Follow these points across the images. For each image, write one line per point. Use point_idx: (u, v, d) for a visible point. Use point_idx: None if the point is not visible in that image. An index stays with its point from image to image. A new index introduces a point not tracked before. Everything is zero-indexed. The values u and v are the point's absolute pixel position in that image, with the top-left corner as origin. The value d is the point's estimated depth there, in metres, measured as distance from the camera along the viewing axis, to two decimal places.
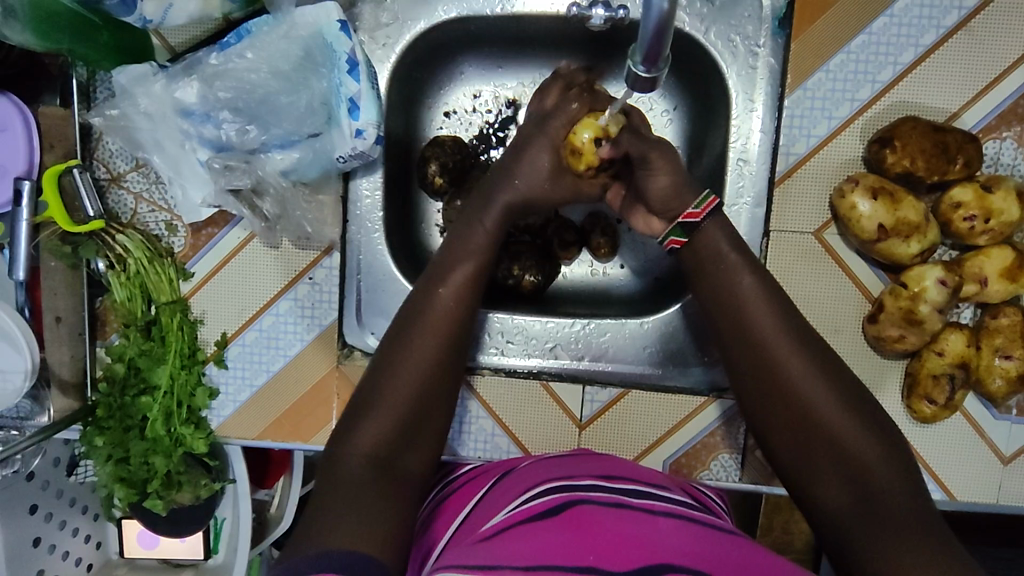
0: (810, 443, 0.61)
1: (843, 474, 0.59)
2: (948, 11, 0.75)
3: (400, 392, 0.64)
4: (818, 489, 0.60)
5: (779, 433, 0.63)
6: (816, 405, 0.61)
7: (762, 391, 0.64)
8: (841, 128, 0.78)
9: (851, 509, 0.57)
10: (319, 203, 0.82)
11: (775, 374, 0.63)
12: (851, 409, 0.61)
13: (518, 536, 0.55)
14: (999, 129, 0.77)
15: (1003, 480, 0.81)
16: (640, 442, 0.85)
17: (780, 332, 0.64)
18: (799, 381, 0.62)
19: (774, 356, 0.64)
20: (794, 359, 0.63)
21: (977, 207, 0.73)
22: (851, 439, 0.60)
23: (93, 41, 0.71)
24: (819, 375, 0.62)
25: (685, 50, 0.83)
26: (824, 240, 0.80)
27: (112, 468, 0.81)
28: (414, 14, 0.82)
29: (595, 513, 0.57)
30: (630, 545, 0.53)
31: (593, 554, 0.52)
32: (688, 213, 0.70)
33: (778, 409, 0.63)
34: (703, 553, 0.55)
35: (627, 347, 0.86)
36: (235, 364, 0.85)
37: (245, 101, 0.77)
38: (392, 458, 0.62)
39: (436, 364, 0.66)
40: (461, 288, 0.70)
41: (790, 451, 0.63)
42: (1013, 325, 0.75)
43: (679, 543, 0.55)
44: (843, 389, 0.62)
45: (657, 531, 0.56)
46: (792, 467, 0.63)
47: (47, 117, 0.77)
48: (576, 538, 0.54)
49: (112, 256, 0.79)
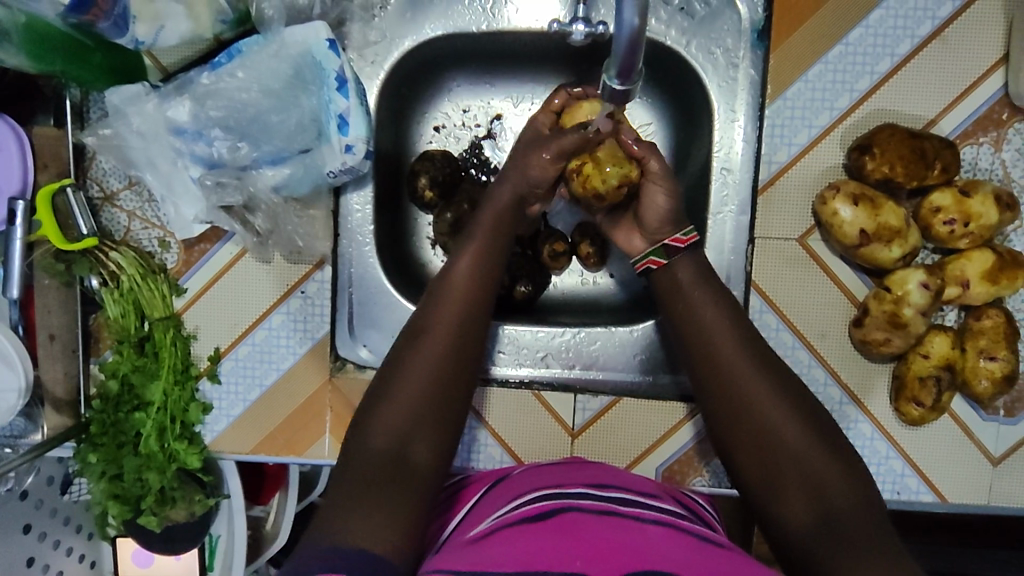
0: (771, 462, 0.61)
1: (808, 493, 0.58)
2: (922, 21, 0.77)
3: (413, 391, 0.63)
4: (776, 507, 0.60)
5: (744, 452, 0.63)
6: (778, 426, 0.62)
7: (726, 410, 0.64)
8: (822, 137, 0.80)
9: (811, 523, 0.57)
10: (310, 218, 0.83)
11: (739, 396, 0.64)
12: (816, 430, 0.62)
13: (506, 542, 0.55)
14: (975, 134, 0.78)
15: (993, 481, 0.82)
16: (632, 450, 0.86)
17: (749, 358, 0.65)
18: (764, 402, 0.63)
19: (737, 377, 0.65)
20: (758, 383, 0.64)
21: (956, 211, 0.74)
22: (815, 459, 0.60)
23: (87, 63, 0.73)
24: (783, 397, 0.63)
25: (668, 63, 0.85)
26: (808, 246, 0.81)
27: (105, 485, 0.82)
28: (402, 32, 0.83)
29: (583, 522, 0.58)
30: (617, 554, 0.54)
31: (580, 561, 0.52)
32: (674, 239, 0.73)
33: (741, 429, 0.63)
34: (691, 560, 0.55)
35: (617, 354, 0.87)
36: (228, 379, 0.85)
37: (236, 120, 0.78)
38: (405, 450, 0.60)
39: (448, 358, 0.65)
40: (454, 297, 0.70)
41: (754, 470, 0.62)
42: (996, 326, 0.77)
43: (667, 551, 0.55)
44: (808, 408, 0.63)
45: (647, 540, 0.57)
46: (756, 489, 0.62)
47: (42, 137, 0.78)
48: (562, 544, 0.54)
49: (105, 273, 0.80)
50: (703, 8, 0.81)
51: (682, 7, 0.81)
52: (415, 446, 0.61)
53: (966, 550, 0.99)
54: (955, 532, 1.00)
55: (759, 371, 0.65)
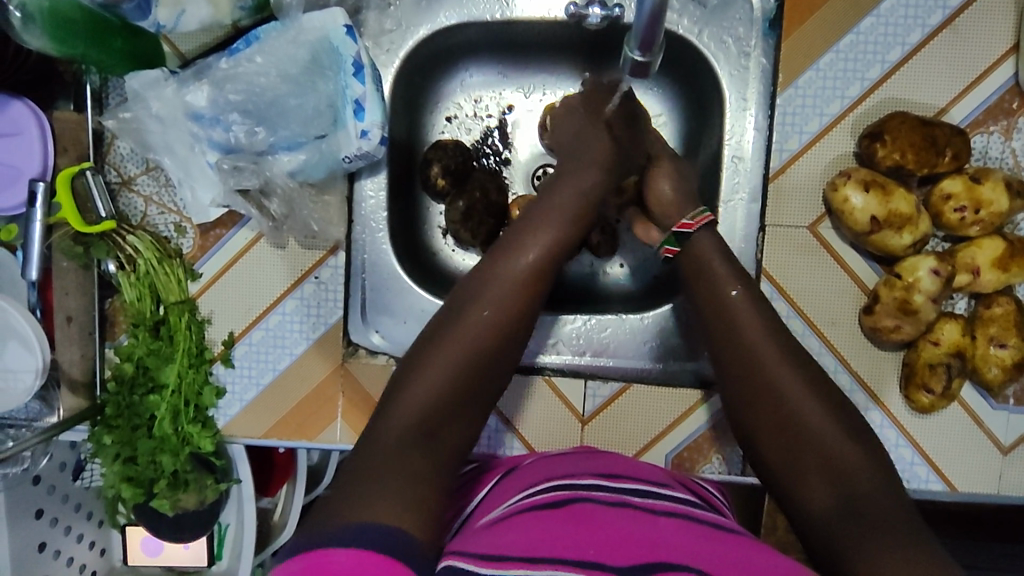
0: (792, 448, 0.61)
1: (830, 479, 0.58)
2: (932, 10, 0.78)
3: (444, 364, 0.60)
4: (800, 491, 0.59)
5: (767, 438, 0.63)
6: (801, 413, 0.62)
7: (750, 395, 0.65)
8: (833, 125, 0.80)
9: (834, 507, 0.56)
10: (324, 203, 0.84)
11: (763, 383, 0.64)
12: (840, 418, 0.61)
13: (519, 530, 0.55)
14: (986, 123, 0.79)
15: (1003, 470, 0.82)
16: (642, 436, 0.86)
17: (765, 343, 0.66)
18: (788, 387, 0.63)
19: (761, 364, 0.65)
20: (784, 372, 0.64)
21: (967, 198, 0.75)
22: (836, 445, 0.59)
23: (109, 47, 0.73)
24: (805, 387, 0.63)
25: (680, 52, 0.86)
26: (819, 233, 0.81)
27: (119, 467, 0.83)
28: (417, 20, 0.84)
29: (597, 511, 0.58)
30: (632, 542, 0.54)
31: (592, 549, 0.52)
32: (682, 225, 0.76)
33: (764, 414, 0.63)
34: (705, 547, 0.55)
35: (627, 342, 0.88)
36: (242, 363, 0.86)
37: (255, 103, 0.79)
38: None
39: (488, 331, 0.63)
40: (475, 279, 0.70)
41: (777, 455, 0.62)
42: (1006, 314, 0.77)
43: (680, 540, 0.56)
44: (829, 392, 0.63)
45: (659, 531, 0.56)
46: (779, 474, 0.62)
47: (62, 121, 0.79)
48: (577, 530, 0.55)
49: (122, 257, 0.81)
50: None
51: None
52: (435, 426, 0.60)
53: (974, 543, 0.99)
54: (963, 525, 1.00)
55: (784, 359, 0.65)
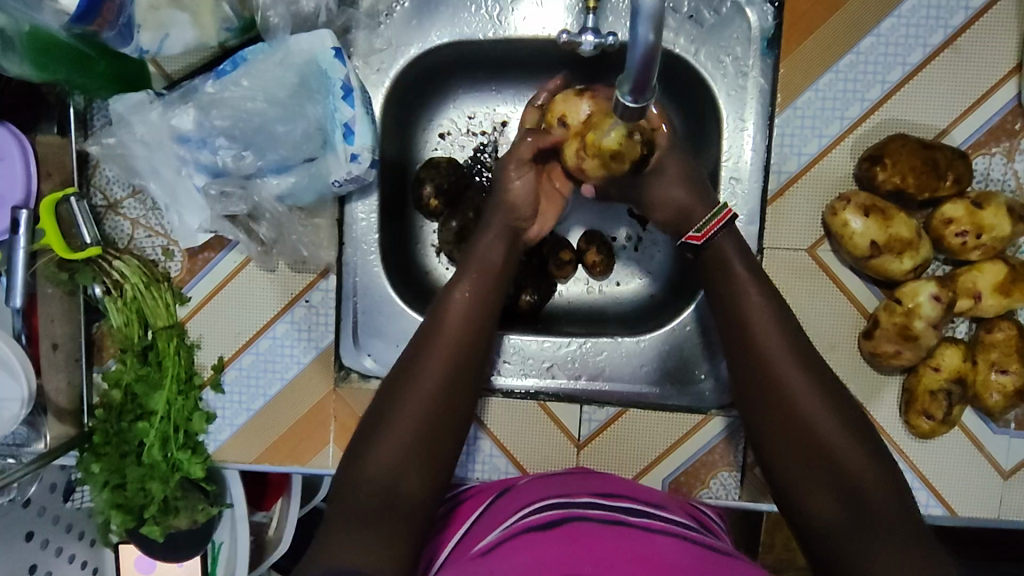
0: (804, 459, 0.62)
1: (838, 491, 0.60)
2: (933, 30, 0.76)
3: (413, 411, 0.63)
4: (803, 495, 0.62)
5: (778, 443, 0.64)
6: (813, 420, 0.62)
7: (763, 400, 0.65)
8: (832, 146, 0.79)
9: (841, 518, 0.59)
10: (314, 227, 0.83)
11: (776, 392, 0.64)
12: (851, 430, 0.62)
13: (516, 553, 0.55)
14: (988, 145, 0.77)
15: (1003, 495, 0.81)
16: (638, 461, 0.85)
17: (784, 355, 0.65)
18: (801, 396, 0.63)
19: (773, 373, 0.65)
20: (798, 380, 0.64)
21: (969, 223, 0.73)
22: (848, 457, 0.61)
23: (91, 72, 0.72)
24: (818, 393, 0.63)
25: (676, 71, 0.85)
26: (817, 256, 0.80)
27: (108, 494, 0.81)
28: (407, 39, 0.83)
29: (592, 530, 0.57)
30: (628, 559, 0.54)
31: (590, 565, 0.53)
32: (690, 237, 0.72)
33: (774, 421, 0.64)
34: (700, 570, 0.54)
35: (623, 365, 0.86)
36: (232, 389, 0.85)
37: (241, 130, 0.76)
38: (397, 480, 0.61)
39: (448, 370, 0.66)
40: (462, 312, 0.69)
41: (787, 462, 0.63)
42: (1008, 339, 0.76)
43: (673, 562, 0.55)
44: (842, 403, 0.64)
45: (656, 550, 0.56)
46: (786, 479, 0.63)
47: (45, 146, 0.77)
48: (576, 551, 0.55)
49: (109, 282, 0.80)
50: (713, 16, 0.80)
51: (691, 15, 0.81)
52: (411, 465, 0.62)
53: (974, 561, 0.98)
54: (962, 544, 0.99)
55: (799, 369, 0.64)
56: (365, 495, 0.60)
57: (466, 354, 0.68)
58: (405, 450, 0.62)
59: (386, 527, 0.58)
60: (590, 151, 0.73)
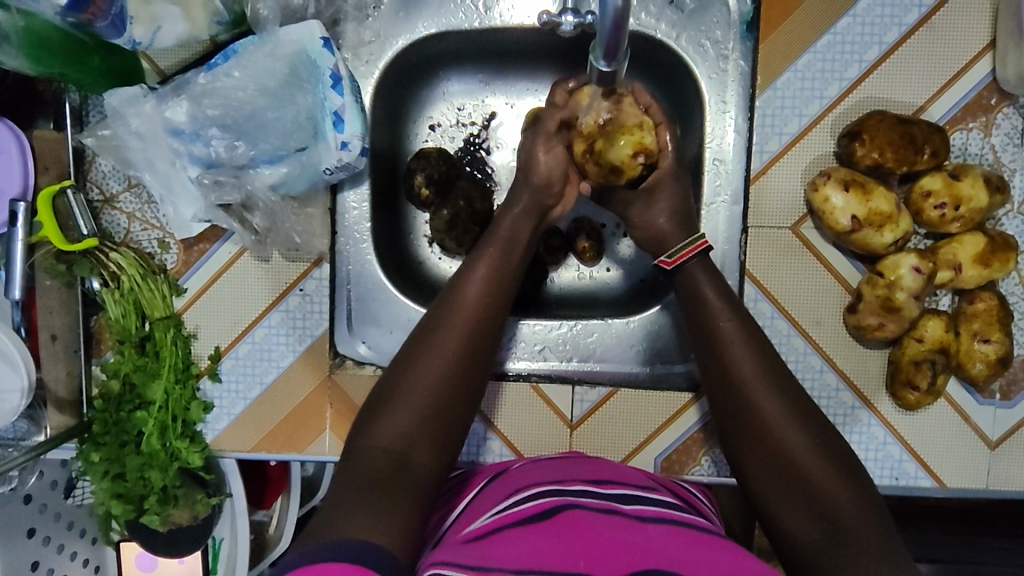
0: (784, 482, 0.61)
1: (815, 512, 0.59)
2: (908, 9, 0.78)
3: (419, 390, 0.64)
4: (780, 515, 0.61)
5: (757, 468, 0.63)
6: (787, 441, 0.62)
7: (741, 425, 0.65)
8: (812, 125, 0.80)
9: (818, 539, 0.58)
10: (307, 216, 0.84)
11: (749, 413, 0.64)
12: (830, 452, 0.62)
13: (506, 545, 0.55)
14: (965, 120, 0.79)
15: (991, 465, 0.82)
16: (629, 441, 0.86)
17: (758, 374, 0.65)
18: (778, 420, 0.63)
19: (747, 396, 0.65)
20: (771, 403, 0.64)
21: (947, 195, 0.75)
22: (827, 482, 0.60)
23: (87, 65, 0.74)
24: (793, 412, 0.63)
25: (658, 56, 0.87)
26: (801, 233, 0.81)
27: (108, 484, 0.83)
28: (395, 31, 0.85)
29: (585, 519, 0.58)
30: (621, 552, 0.54)
31: (583, 561, 0.53)
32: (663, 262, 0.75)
33: (753, 447, 0.64)
34: (691, 554, 0.55)
35: (614, 347, 0.88)
36: (229, 377, 0.86)
37: (233, 118, 0.79)
38: (407, 453, 0.61)
39: (456, 358, 0.66)
40: (463, 295, 0.70)
41: (768, 486, 0.62)
42: (989, 310, 0.77)
43: (666, 548, 0.55)
44: (815, 419, 0.64)
45: (647, 540, 0.56)
46: (767, 503, 0.62)
47: (42, 140, 0.79)
48: (566, 542, 0.55)
49: (106, 273, 0.81)
50: (693, 2, 0.83)
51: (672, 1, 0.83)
52: (417, 443, 0.62)
53: (966, 538, 0.99)
54: (955, 521, 1.00)
55: (773, 391, 0.64)
56: (377, 462, 0.60)
57: (473, 346, 0.67)
58: (408, 432, 0.62)
59: (395, 487, 0.58)
60: (594, 160, 0.76)
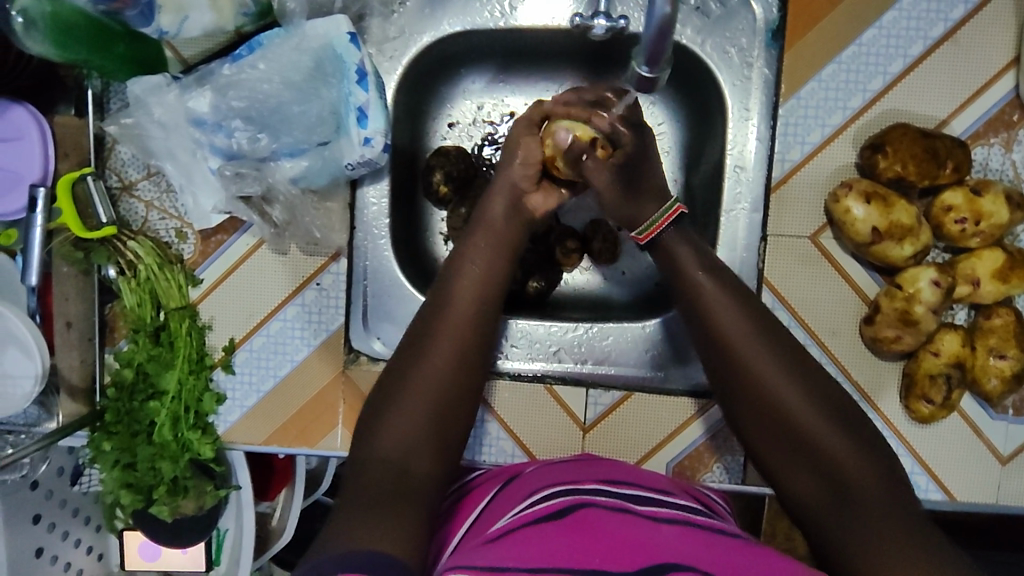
0: (808, 467, 0.60)
1: (829, 484, 0.58)
2: (933, 23, 0.78)
3: (428, 387, 0.65)
4: (793, 485, 0.61)
5: (781, 455, 0.62)
6: (809, 426, 0.60)
7: (762, 412, 0.63)
8: (835, 135, 0.80)
9: (834, 513, 0.57)
10: (326, 210, 0.84)
11: (767, 399, 0.63)
12: (855, 437, 0.60)
13: (521, 540, 0.55)
14: (986, 135, 0.79)
15: (1001, 480, 0.82)
16: (642, 445, 0.86)
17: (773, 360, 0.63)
18: (797, 404, 0.61)
19: (752, 366, 0.64)
20: (789, 388, 0.62)
21: (968, 210, 0.75)
22: (850, 465, 0.58)
23: (110, 52, 0.73)
24: (796, 379, 0.63)
25: (681, 62, 0.87)
26: (820, 243, 0.82)
27: (118, 473, 0.82)
28: (420, 28, 0.84)
29: (599, 519, 0.57)
30: (636, 547, 0.54)
31: (598, 557, 0.52)
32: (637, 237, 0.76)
33: (774, 433, 0.62)
34: (708, 554, 0.55)
35: (629, 350, 0.87)
36: (243, 369, 0.85)
37: (258, 110, 0.79)
38: (411, 462, 0.60)
39: (457, 361, 0.67)
40: (476, 295, 0.72)
41: (792, 471, 0.61)
42: (1006, 325, 0.77)
43: (681, 546, 0.55)
44: (822, 386, 0.63)
45: (663, 538, 0.56)
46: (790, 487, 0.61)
47: (62, 125, 0.78)
48: (581, 540, 0.54)
49: (122, 262, 0.81)
50: (719, 8, 0.82)
51: (698, 7, 0.82)
52: (427, 448, 0.62)
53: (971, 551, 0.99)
54: (959, 533, 1.00)
55: (780, 367, 0.63)
56: (380, 474, 0.59)
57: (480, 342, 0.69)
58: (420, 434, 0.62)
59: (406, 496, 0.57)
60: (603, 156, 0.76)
